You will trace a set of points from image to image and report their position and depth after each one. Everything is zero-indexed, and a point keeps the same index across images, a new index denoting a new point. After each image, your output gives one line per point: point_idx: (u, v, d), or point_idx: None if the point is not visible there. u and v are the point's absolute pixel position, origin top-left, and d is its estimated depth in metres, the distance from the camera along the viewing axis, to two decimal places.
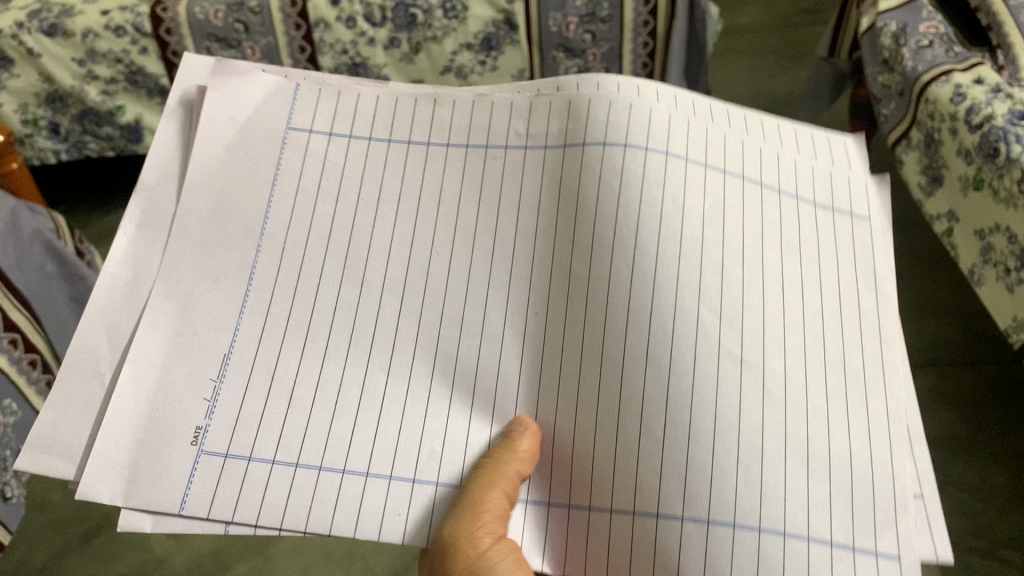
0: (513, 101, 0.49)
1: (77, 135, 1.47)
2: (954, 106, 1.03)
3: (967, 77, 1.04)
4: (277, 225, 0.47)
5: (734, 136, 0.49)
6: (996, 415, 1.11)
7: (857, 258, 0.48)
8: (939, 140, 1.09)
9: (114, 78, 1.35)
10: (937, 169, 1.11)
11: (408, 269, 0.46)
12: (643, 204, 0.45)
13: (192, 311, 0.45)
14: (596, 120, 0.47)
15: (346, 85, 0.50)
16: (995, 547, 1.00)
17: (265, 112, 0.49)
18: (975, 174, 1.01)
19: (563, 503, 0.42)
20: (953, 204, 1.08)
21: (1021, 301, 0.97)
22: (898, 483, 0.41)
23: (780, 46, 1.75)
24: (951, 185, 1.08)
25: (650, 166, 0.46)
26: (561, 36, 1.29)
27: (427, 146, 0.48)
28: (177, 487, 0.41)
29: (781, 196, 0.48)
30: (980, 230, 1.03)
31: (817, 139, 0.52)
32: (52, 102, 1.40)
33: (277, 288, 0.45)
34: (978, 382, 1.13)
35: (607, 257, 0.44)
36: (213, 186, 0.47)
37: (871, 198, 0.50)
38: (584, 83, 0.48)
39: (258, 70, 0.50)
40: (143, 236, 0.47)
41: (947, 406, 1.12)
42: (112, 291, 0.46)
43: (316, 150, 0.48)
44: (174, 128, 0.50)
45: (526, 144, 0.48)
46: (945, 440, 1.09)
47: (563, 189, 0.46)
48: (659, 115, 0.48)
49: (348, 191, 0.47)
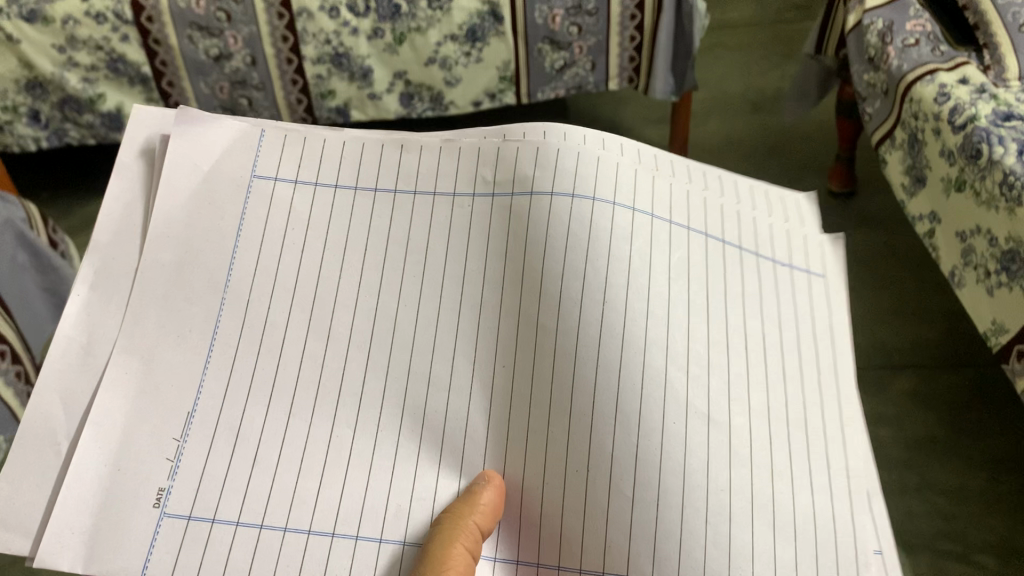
0: (480, 148, 0.52)
1: (58, 122, 1.45)
2: (938, 106, 1.03)
3: (951, 77, 1.04)
4: (242, 276, 0.49)
5: (696, 193, 0.54)
6: (974, 419, 1.14)
7: (811, 318, 0.52)
8: (922, 141, 1.09)
9: (95, 65, 1.36)
10: (920, 169, 1.11)
11: (375, 323, 0.48)
12: (611, 258, 0.49)
13: (155, 370, 0.46)
14: (565, 171, 0.50)
15: (314, 131, 0.53)
16: (969, 551, 1.01)
17: (229, 162, 0.51)
18: (957, 176, 1.02)
19: (532, 563, 0.44)
20: (935, 204, 1.09)
21: (1001, 304, 0.97)
22: (860, 542, 0.44)
23: (766, 58, 1.80)
24: (933, 185, 1.08)
25: (617, 222, 0.50)
26: (547, 29, 1.35)
27: (394, 194, 0.51)
28: (137, 551, 0.42)
29: (742, 253, 0.53)
30: (962, 231, 1.03)
31: (776, 197, 0.57)
32: (31, 88, 1.39)
33: (243, 341, 0.47)
34: (956, 382, 1.18)
35: (576, 309, 0.47)
36: (179, 236, 0.49)
37: (826, 260, 0.55)
38: (551, 132, 0.52)
39: (217, 119, 0.52)
40: (100, 294, 0.49)
41: (925, 407, 1.16)
42: (68, 351, 0.47)
43: (283, 199, 0.51)
44: (134, 179, 0.52)
45: (493, 192, 0.50)
46: (923, 442, 1.12)
47: (530, 241, 0.49)
48: (625, 170, 0.52)
49: (315, 241, 0.50)
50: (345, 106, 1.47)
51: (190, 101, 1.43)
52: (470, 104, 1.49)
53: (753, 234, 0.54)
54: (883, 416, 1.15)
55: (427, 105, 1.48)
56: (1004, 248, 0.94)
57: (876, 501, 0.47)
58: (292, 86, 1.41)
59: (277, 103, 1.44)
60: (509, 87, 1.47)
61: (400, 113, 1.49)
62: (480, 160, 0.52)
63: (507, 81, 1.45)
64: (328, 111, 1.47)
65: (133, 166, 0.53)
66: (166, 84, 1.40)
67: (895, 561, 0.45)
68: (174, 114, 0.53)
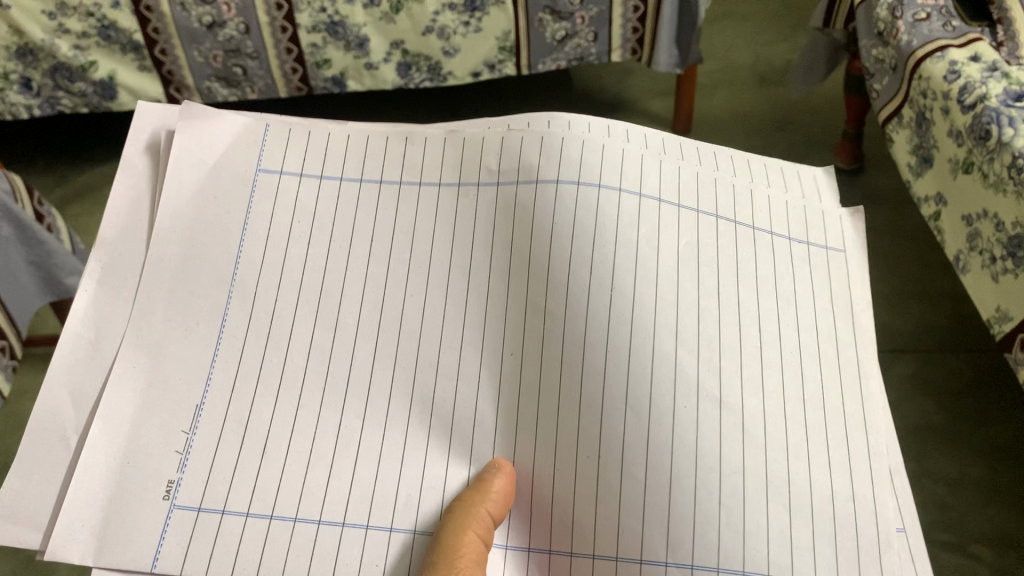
0: (484, 137, 0.51)
1: (50, 90, 1.43)
2: (948, 84, 1.00)
3: (963, 53, 1.00)
4: (249, 269, 0.48)
5: (706, 173, 0.52)
6: (976, 405, 1.12)
7: (828, 293, 0.49)
8: (930, 120, 1.06)
9: (86, 32, 1.34)
10: (927, 149, 1.08)
11: (383, 311, 0.47)
12: (618, 243, 0.48)
13: (164, 361, 0.45)
14: (570, 158, 0.49)
15: (316, 124, 0.52)
16: (964, 541, 1.00)
17: (235, 158, 0.51)
18: (965, 158, 0.99)
19: (544, 548, 0.42)
20: (941, 185, 1.06)
21: (1005, 290, 0.94)
22: (878, 519, 0.43)
23: (772, 36, 1.76)
24: (940, 166, 1.05)
25: (624, 207, 0.49)
26: None
27: (400, 186, 0.50)
28: (147, 545, 0.41)
29: (754, 233, 0.51)
30: (968, 214, 1.00)
31: (787, 173, 0.54)
32: (22, 55, 1.36)
33: (249, 334, 0.46)
34: (962, 370, 1.15)
35: (583, 295, 0.46)
36: (185, 229, 0.49)
37: (845, 231, 0.52)
38: (554, 123, 0.51)
39: (223, 114, 0.52)
40: (106, 288, 0.48)
41: (929, 395, 1.14)
42: (75, 347, 0.46)
43: (288, 191, 0.50)
44: (137, 176, 0.51)
45: (498, 181, 0.49)
46: (924, 430, 1.10)
47: (536, 227, 0.48)
48: (631, 155, 0.51)
49: (321, 233, 0.49)
50: (341, 75, 1.44)
51: (184, 70, 1.40)
52: (469, 75, 1.46)
53: (769, 212, 0.52)
54: (883, 400, 1.13)
55: (425, 76, 1.45)
56: (1011, 234, 0.91)
57: (900, 481, 0.45)
58: (286, 55, 1.39)
59: (271, 72, 1.42)
60: (509, 58, 1.43)
61: (398, 83, 1.46)
62: (484, 150, 0.51)
63: (507, 52, 1.42)
64: (324, 81, 1.44)
65: (136, 161, 0.52)
66: (158, 52, 1.37)
67: (915, 538, 0.43)
68: (177, 108, 0.52)
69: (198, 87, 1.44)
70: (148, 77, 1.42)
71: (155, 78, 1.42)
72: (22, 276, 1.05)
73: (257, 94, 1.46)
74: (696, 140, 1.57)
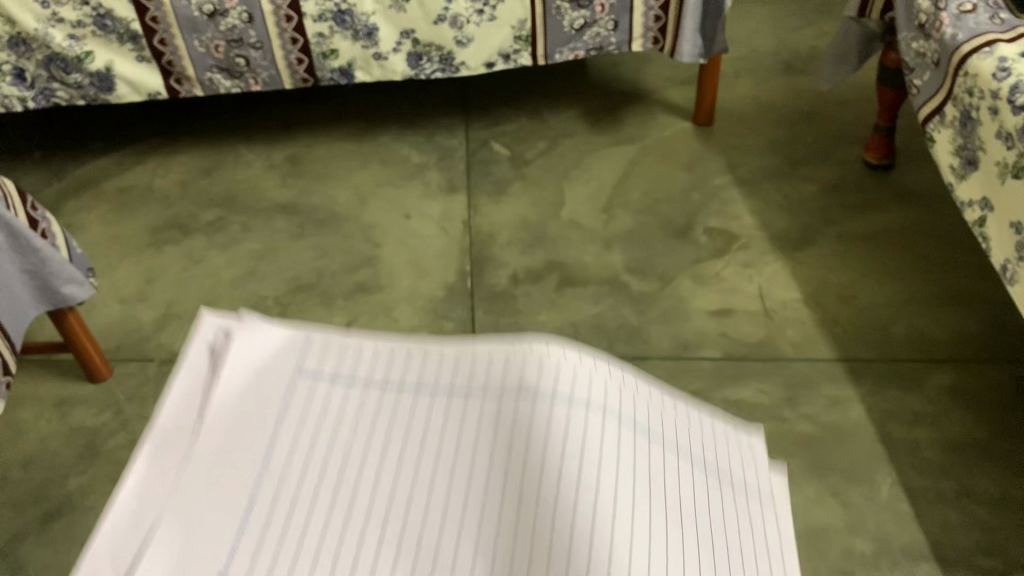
0: (492, 355, 0.62)
1: (45, 81, 1.34)
2: (996, 83, 0.94)
3: (1012, 49, 0.95)
4: (276, 463, 0.57)
5: (655, 406, 0.63)
6: (1016, 419, 1.08)
7: (749, 539, 0.58)
8: (976, 119, 0.99)
9: (81, 21, 1.28)
10: (972, 150, 1.01)
11: (390, 518, 0.55)
12: (581, 473, 0.56)
13: (194, 537, 0.52)
14: (560, 385, 0.60)
15: (347, 335, 0.63)
16: (1011, 568, 0.94)
17: (279, 362, 0.62)
18: (1017, 162, 0.92)
19: None
20: (988, 189, 0.98)
21: None
22: None
23: (792, 34, 1.72)
24: (987, 170, 0.98)
25: (598, 434, 0.58)
26: None
27: (417, 395, 0.61)
28: None
29: (686, 465, 0.61)
30: (1018, 221, 0.92)
31: (729, 435, 0.64)
32: (14, 45, 1.29)
33: (269, 526, 0.54)
34: (1000, 381, 1.11)
35: (560, 513, 0.54)
36: (226, 425, 0.58)
37: (771, 483, 0.62)
38: (550, 349, 0.62)
39: (273, 325, 0.63)
40: (153, 471, 0.55)
41: (966, 406, 1.09)
42: (123, 525, 0.52)
43: (320, 394, 0.60)
44: (194, 367, 0.60)
45: (497, 394, 0.60)
46: (964, 445, 1.05)
47: (527, 442, 0.57)
48: (603, 381, 0.61)
49: (343, 433, 0.59)
50: (348, 65, 1.36)
51: (185, 60, 1.33)
52: (483, 66, 1.38)
53: (701, 446, 0.63)
54: (919, 414, 1.09)
55: (436, 66, 1.38)
56: None
57: None
58: (291, 46, 1.32)
59: (276, 62, 1.35)
60: (525, 47, 1.36)
61: (409, 75, 1.39)
62: (492, 372, 0.61)
63: (523, 41, 1.35)
64: (331, 72, 1.37)
65: (197, 356, 0.61)
66: (157, 42, 1.31)
67: None
68: (234, 316, 0.63)
69: (199, 79, 1.37)
70: (148, 69, 1.35)
71: (154, 70, 1.35)
72: (16, 286, 0.99)
73: (261, 85, 1.38)
74: (718, 134, 1.51)
